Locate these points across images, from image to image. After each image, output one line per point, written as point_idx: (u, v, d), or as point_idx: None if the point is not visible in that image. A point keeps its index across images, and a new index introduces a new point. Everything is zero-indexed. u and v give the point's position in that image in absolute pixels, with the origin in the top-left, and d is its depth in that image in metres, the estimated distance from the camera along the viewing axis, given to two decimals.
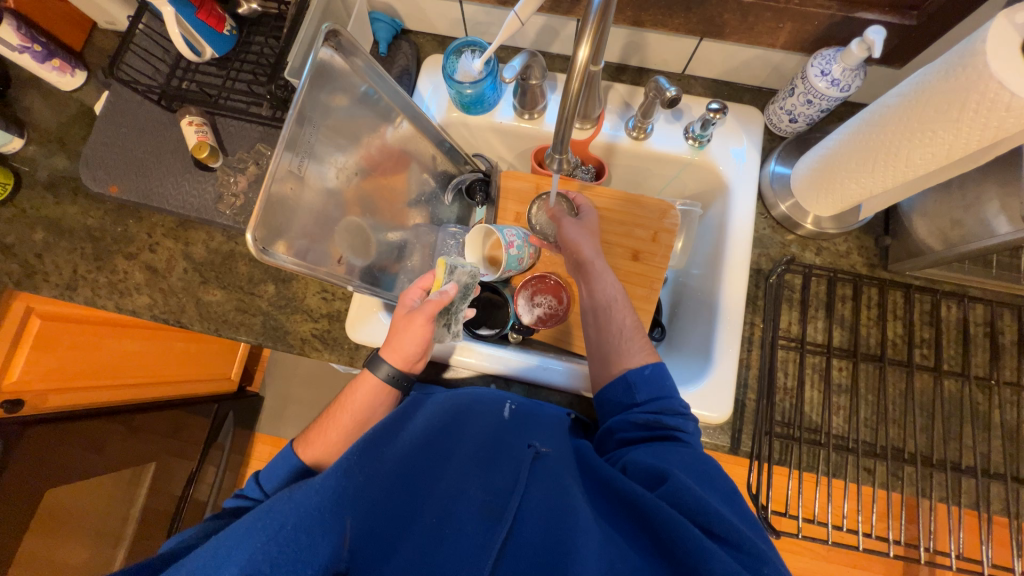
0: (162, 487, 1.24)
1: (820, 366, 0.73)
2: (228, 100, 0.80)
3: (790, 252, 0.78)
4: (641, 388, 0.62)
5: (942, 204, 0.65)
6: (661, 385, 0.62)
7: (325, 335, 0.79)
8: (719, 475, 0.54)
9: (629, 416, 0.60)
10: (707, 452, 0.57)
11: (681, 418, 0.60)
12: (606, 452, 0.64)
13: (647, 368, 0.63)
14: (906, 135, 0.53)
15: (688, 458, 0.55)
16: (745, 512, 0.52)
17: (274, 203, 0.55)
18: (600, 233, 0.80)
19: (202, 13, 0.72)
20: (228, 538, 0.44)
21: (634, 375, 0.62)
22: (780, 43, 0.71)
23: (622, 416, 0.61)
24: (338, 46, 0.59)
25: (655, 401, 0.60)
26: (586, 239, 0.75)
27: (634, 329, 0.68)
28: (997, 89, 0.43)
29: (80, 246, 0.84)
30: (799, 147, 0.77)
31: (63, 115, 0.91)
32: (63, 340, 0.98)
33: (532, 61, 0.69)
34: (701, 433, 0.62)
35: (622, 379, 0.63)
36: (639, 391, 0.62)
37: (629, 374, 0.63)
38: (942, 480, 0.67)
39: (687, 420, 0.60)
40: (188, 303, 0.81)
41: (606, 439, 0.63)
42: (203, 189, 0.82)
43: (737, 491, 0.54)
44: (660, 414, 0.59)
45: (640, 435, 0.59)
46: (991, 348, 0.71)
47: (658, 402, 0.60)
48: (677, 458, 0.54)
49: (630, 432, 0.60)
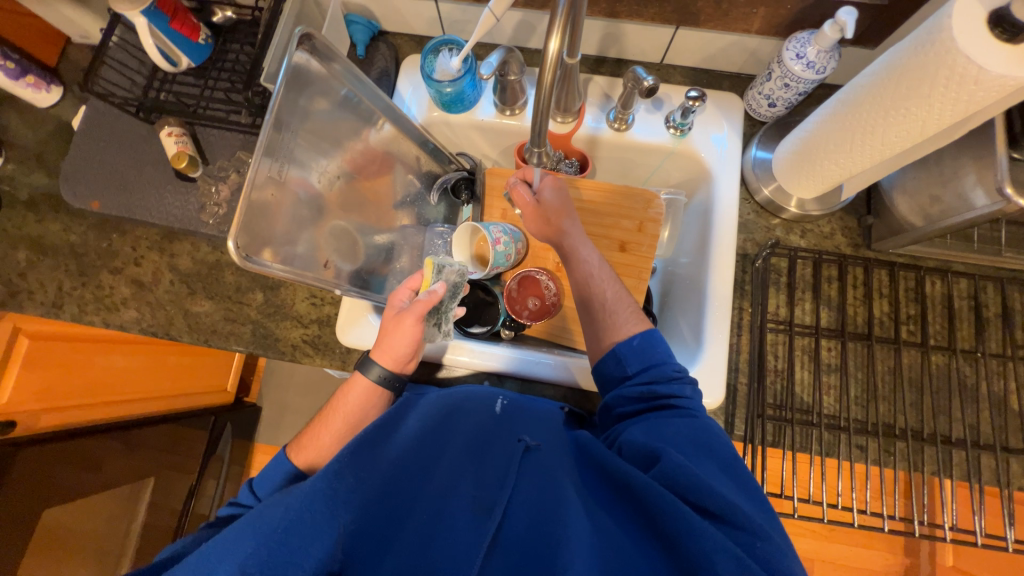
0: (161, 502, 1.25)
1: (809, 348, 0.73)
2: (208, 109, 0.79)
3: (775, 236, 0.78)
4: (632, 360, 0.61)
5: (921, 180, 0.66)
6: (652, 353, 0.61)
7: (316, 340, 0.79)
8: (719, 445, 0.54)
9: (624, 390, 0.60)
10: (707, 416, 0.57)
11: (676, 383, 0.59)
12: (609, 427, 0.64)
13: (635, 338, 0.62)
14: (881, 114, 0.53)
15: (685, 430, 0.54)
16: (744, 479, 0.52)
17: (255, 210, 0.55)
18: (575, 211, 0.77)
19: (177, 23, 0.72)
20: (217, 546, 0.45)
21: (623, 349, 0.62)
22: (755, 28, 0.71)
23: (617, 391, 0.61)
24: (314, 50, 0.59)
25: (647, 370, 0.60)
26: (558, 218, 0.75)
27: (617, 300, 0.67)
28: (965, 64, 0.43)
29: (64, 263, 0.83)
30: (779, 131, 0.78)
31: (41, 132, 0.90)
32: (52, 360, 0.96)
33: (509, 57, 0.69)
34: (701, 395, 0.61)
35: (612, 353, 0.62)
36: (630, 363, 0.61)
37: (618, 348, 0.62)
38: (934, 453, 0.68)
39: (684, 385, 0.59)
40: (177, 316, 0.81)
41: (605, 414, 0.64)
42: (185, 201, 0.81)
43: (738, 458, 0.53)
44: (653, 383, 0.59)
45: (636, 407, 0.59)
46: (976, 321, 0.72)
47: (650, 371, 0.60)
48: (673, 432, 0.54)
49: (627, 406, 0.60)
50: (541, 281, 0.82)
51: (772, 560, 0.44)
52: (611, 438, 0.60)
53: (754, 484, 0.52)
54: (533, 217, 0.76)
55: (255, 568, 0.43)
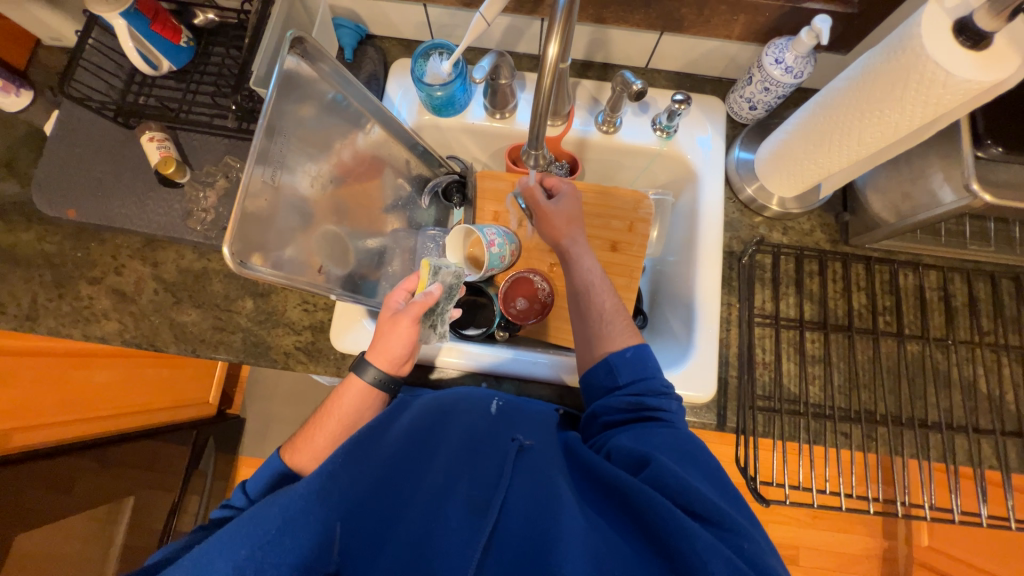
0: (141, 522, 1.19)
1: (794, 339, 0.76)
2: (191, 114, 0.78)
3: (759, 234, 0.81)
4: (624, 370, 0.62)
5: (894, 179, 0.70)
6: (643, 366, 0.63)
7: (310, 347, 0.78)
8: (703, 454, 0.56)
9: (612, 400, 0.62)
10: (690, 432, 0.59)
11: (663, 397, 0.61)
12: (592, 436, 0.65)
13: (629, 350, 0.63)
14: (855, 116, 0.56)
15: (672, 439, 0.56)
16: (728, 487, 0.54)
17: (249, 219, 0.54)
18: (582, 217, 0.79)
19: (157, 25, 0.70)
20: (211, 546, 0.44)
21: (616, 358, 0.63)
22: (736, 34, 0.74)
23: (605, 400, 0.62)
24: (304, 54, 0.59)
25: (637, 382, 0.62)
26: (563, 226, 0.76)
27: (614, 312, 0.68)
28: (934, 69, 0.46)
29: (39, 274, 0.79)
30: (760, 133, 0.81)
31: (9, 137, 0.86)
32: (26, 375, 0.92)
33: (500, 60, 0.71)
34: (685, 413, 0.63)
35: (604, 362, 0.64)
36: (621, 373, 0.62)
37: (611, 358, 0.64)
38: (912, 437, 0.72)
39: (670, 400, 0.62)
40: (162, 326, 0.78)
41: (591, 423, 0.65)
42: (169, 207, 0.79)
43: (721, 469, 0.55)
44: (642, 396, 0.61)
45: (623, 417, 0.60)
46: (946, 310, 0.76)
47: (640, 384, 0.62)
48: (659, 440, 0.56)
49: (613, 415, 0.61)
50: (535, 281, 0.83)
51: (758, 560, 0.45)
52: (598, 445, 0.61)
53: (737, 493, 0.53)
54: (541, 217, 0.77)
55: (251, 569, 0.42)
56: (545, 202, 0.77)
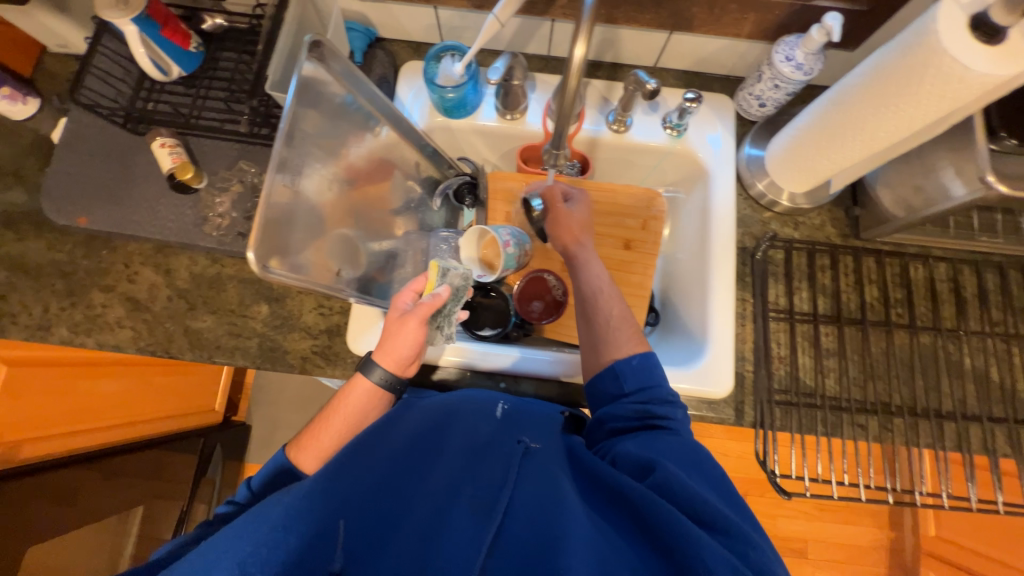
0: (151, 531, 1.18)
1: (809, 333, 0.77)
2: (203, 119, 0.77)
3: (770, 229, 0.82)
4: (630, 378, 0.63)
5: (904, 173, 0.70)
6: (649, 374, 0.63)
7: (326, 351, 0.77)
8: (708, 462, 0.56)
9: (619, 407, 0.61)
10: (696, 440, 0.58)
11: (670, 405, 0.61)
12: (597, 443, 0.65)
13: (635, 359, 0.64)
14: (865, 109, 0.57)
15: (677, 446, 0.56)
16: (733, 495, 0.54)
17: (270, 223, 0.55)
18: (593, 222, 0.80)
19: (167, 31, 0.70)
20: (219, 543, 0.45)
21: (622, 366, 0.63)
22: (745, 32, 0.75)
23: (611, 407, 0.62)
24: (321, 57, 0.60)
25: (643, 390, 0.62)
26: (578, 230, 0.77)
27: (620, 320, 0.68)
28: (950, 63, 0.47)
29: (50, 283, 0.79)
30: (769, 130, 0.82)
31: (16, 146, 0.85)
32: (34, 386, 0.91)
33: (514, 61, 0.72)
34: (690, 421, 0.63)
35: (610, 369, 0.64)
36: (627, 381, 0.63)
37: (618, 365, 0.64)
38: (928, 427, 0.72)
39: (676, 407, 0.62)
40: (176, 333, 0.78)
41: (595, 429, 0.65)
42: (181, 213, 0.79)
43: (727, 478, 0.55)
44: (648, 403, 0.61)
45: (629, 424, 0.60)
46: (956, 301, 0.77)
47: (646, 392, 0.61)
48: (664, 447, 0.56)
49: (619, 422, 0.61)
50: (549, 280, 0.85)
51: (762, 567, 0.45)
52: (602, 451, 0.61)
53: (740, 499, 0.54)
54: (555, 221, 0.78)
55: (254, 567, 0.43)
56: (561, 205, 0.78)
